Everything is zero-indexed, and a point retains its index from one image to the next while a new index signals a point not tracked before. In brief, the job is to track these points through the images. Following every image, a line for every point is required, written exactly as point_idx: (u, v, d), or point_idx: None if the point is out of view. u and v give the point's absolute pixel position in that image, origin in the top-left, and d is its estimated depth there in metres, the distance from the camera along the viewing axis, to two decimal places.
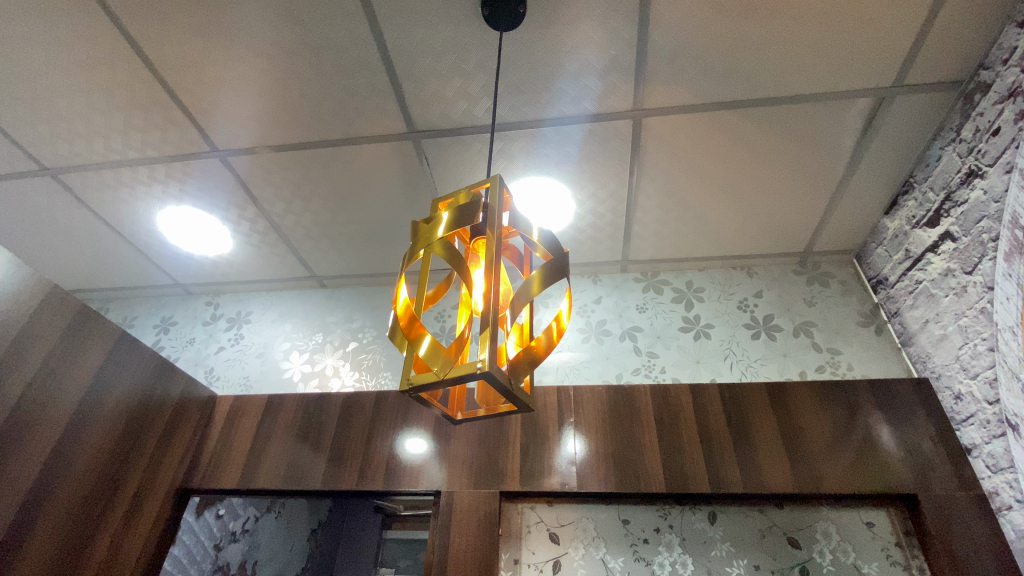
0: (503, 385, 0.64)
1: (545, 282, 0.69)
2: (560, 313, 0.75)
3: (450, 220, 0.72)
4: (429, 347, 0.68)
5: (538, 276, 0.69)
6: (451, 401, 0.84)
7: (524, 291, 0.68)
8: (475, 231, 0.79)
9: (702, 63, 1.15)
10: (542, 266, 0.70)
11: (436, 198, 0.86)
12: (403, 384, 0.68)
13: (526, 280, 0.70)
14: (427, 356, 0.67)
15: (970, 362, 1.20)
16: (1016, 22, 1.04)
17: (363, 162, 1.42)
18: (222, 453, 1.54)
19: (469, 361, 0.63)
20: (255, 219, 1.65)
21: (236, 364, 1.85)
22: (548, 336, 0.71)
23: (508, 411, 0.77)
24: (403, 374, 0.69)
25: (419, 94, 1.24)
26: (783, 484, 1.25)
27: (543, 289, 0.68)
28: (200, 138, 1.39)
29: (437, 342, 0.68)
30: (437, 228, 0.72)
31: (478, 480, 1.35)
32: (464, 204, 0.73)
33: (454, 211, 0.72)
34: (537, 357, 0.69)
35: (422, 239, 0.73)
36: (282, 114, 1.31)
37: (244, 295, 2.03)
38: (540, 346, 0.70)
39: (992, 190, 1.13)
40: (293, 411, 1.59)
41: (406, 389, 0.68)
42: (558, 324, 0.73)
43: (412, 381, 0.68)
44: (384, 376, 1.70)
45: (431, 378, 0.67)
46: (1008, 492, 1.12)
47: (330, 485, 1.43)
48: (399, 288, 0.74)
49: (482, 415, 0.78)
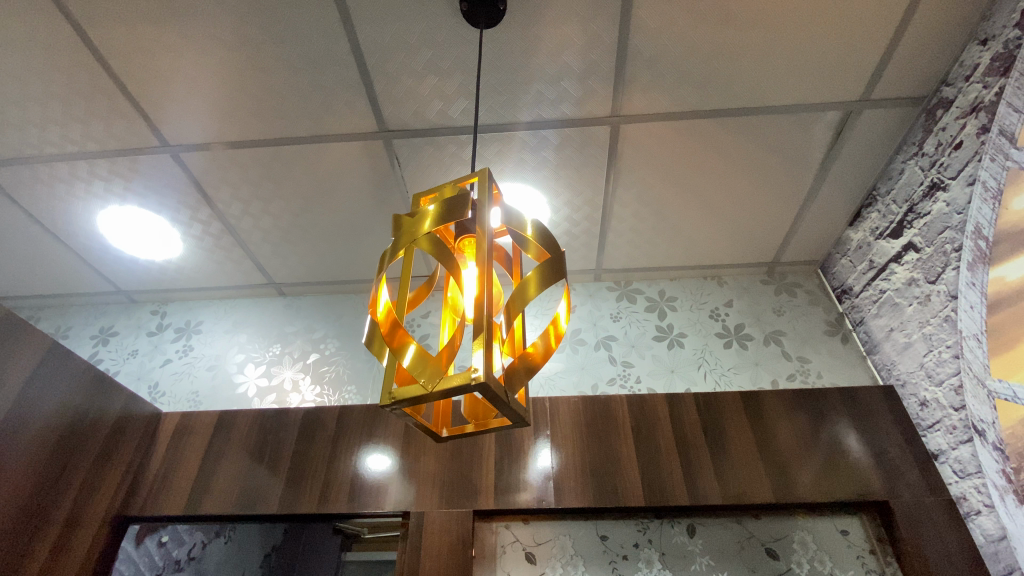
0: (499, 397, 0.59)
1: (542, 283, 0.64)
2: (558, 316, 0.70)
3: (436, 215, 0.67)
4: (414, 355, 0.62)
5: (535, 277, 0.64)
6: (436, 416, 0.78)
7: (519, 293, 0.64)
8: (461, 229, 0.74)
9: (680, 70, 1.15)
10: (540, 266, 0.65)
11: (417, 193, 0.81)
12: (385, 398, 0.62)
13: (521, 281, 0.65)
14: (412, 366, 0.61)
15: (935, 369, 1.24)
16: (980, 39, 1.09)
17: (330, 162, 1.35)
18: (167, 475, 1.41)
19: (462, 372, 0.57)
20: (209, 221, 1.54)
21: (184, 378, 1.71)
22: (545, 341, 0.66)
23: (500, 425, 0.71)
24: (385, 387, 0.63)
25: (391, 92, 1.19)
26: (761, 494, 1.24)
27: (539, 291, 0.63)
28: (149, 131, 1.28)
29: (424, 350, 0.62)
30: (421, 225, 0.67)
31: (451, 499, 1.28)
32: (451, 198, 0.68)
33: (440, 206, 0.67)
34: (533, 364, 0.65)
35: (405, 235, 0.68)
36: (244, 109, 1.23)
37: (194, 304, 1.89)
38: (536, 353, 0.65)
39: (955, 202, 1.17)
40: (247, 427, 1.47)
41: (388, 403, 0.62)
42: (556, 328, 0.68)
43: (394, 395, 0.62)
44: (348, 390, 1.60)
45: (418, 390, 0.61)
46: (976, 497, 1.14)
47: (288, 508, 1.32)
48: (379, 291, 0.68)
49: (471, 432, 0.73)
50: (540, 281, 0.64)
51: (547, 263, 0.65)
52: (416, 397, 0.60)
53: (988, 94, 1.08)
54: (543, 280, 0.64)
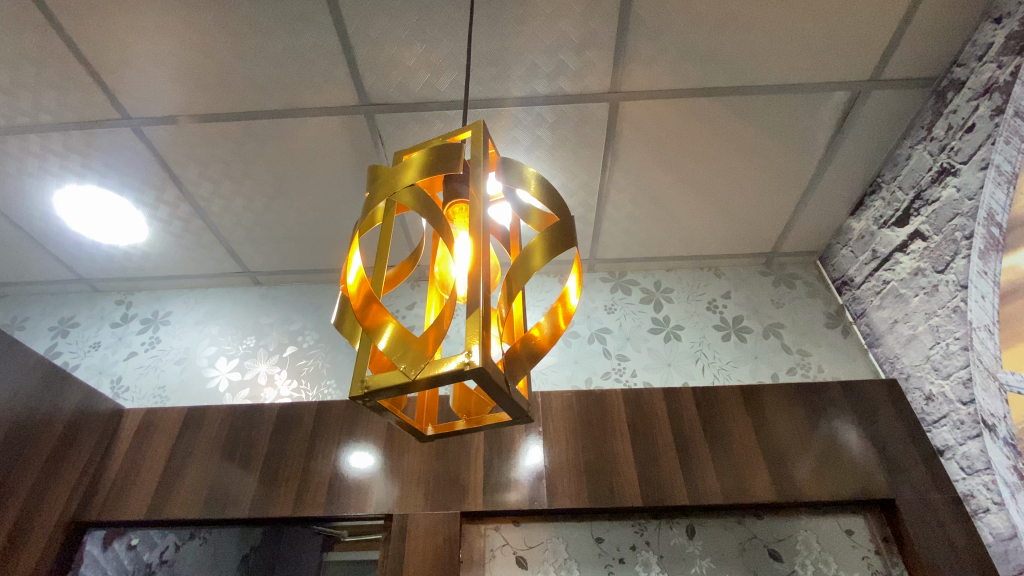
0: (498, 387, 0.51)
1: (548, 253, 0.56)
2: (567, 292, 0.62)
3: (422, 167, 0.59)
4: (392, 338, 0.54)
5: (539, 244, 0.56)
6: (421, 412, 0.70)
7: (522, 264, 0.55)
8: (452, 194, 0.66)
9: (683, 44, 1.08)
10: (544, 232, 0.57)
11: (400, 150, 0.73)
12: (356, 389, 0.53)
13: (523, 249, 0.57)
14: (389, 350, 0.53)
15: (942, 362, 1.19)
16: (994, 17, 1.04)
17: (308, 138, 1.25)
18: (130, 475, 1.31)
19: (454, 359, 0.50)
20: (176, 203, 1.43)
21: (150, 371, 1.60)
22: (553, 322, 0.59)
23: (495, 422, 0.64)
24: (356, 375, 0.54)
25: (374, 62, 1.10)
26: (764, 493, 1.18)
27: (545, 261, 0.55)
28: (107, 102, 1.17)
29: (404, 332, 0.54)
30: (404, 179, 0.59)
31: (437, 500, 1.20)
32: (438, 148, 0.61)
33: (428, 158, 0.60)
34: (538, 350, 0.57)
35: (384, 190, 0.60)
36: (212, 78, 1.13)
37: (162, 293, 1.77)
38: (542, 336, 0.57)
39: (965, 188, 1.12)
40: (217, 424, 1.37)
41: (359, 395, 0.53)
42: (564, 307, 0.60)
43: (368, 385, 0.54)
44: (327, 385, 1.51)
45: (397, 377, 0.53)
46: (984, 494, 1.09)
47: (261, 511, 1.23)
48: (349, 259, 0.59)
49: (461, 430, 0.65)
50: (545, 250, 0.56)
51: (552, 229, 0.57)
52: (394, 386, 0.52)
53: (1003, 74, 1.04)
54: (549, 249, 0.56)
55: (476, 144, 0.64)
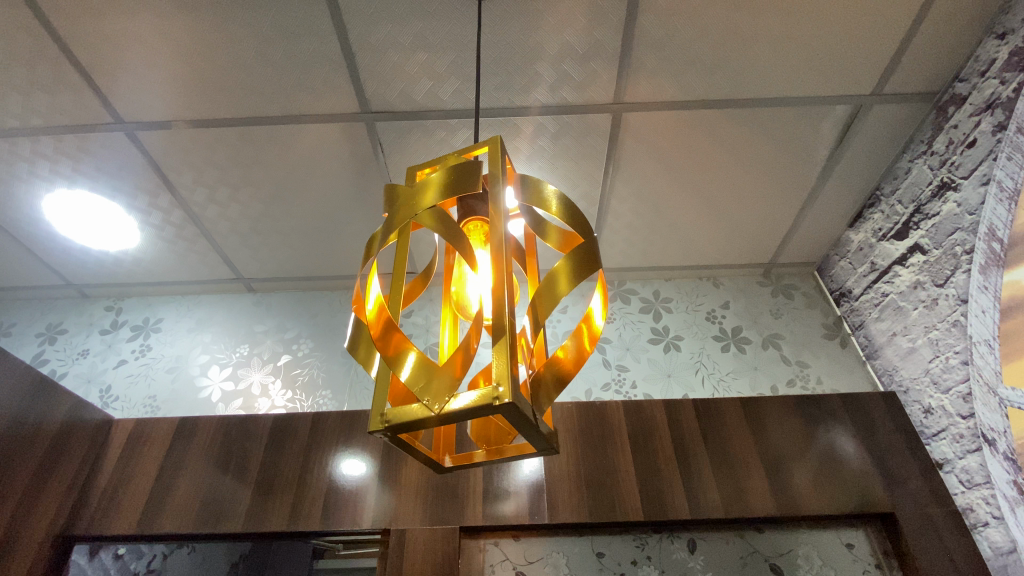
0: (526, 419, 0.50)
1: (574, 277, 0.54)
2: (592, 314, 0.61)
3: (442, 186, 0.59)
4: (415, 366, 0.52)
5: (565, 267, 0.55)
6: (438, 443, 0.69)
7: (548, 288, 0.54)
8: (468, 212, 0.66)
9: (688, 55, 1.07)
10: (569, 254, 0.56)
11: (412, 166, 0.72)
12: (376, 423, 0.52)
13: (549, 273, 0.55)
14: (412, 381, 0.52)
15: (942, 376, 1.19)
16: (997, 33, 1.04)
17: (307, 145, 1.23)
18: (119, 488, 1.28)
19: (482, 392, 0.48)
20: (170, 208, 1.40)
21: (140, 380, 1.56)
22: (578, 344, 0.57)
23: (517, 453, 0.62)
24: (376, 408, 0.53)
25: (376, 69, 1.08)
26: (764, 507, 1.17)
27: (572, 285, 0.54)
28: (101, 106, 1.14)
29: (427, 359, 0.53)
30: (424, 197, 0.59)
31: (436, 514, 1.18)
32: (457, 166, 0.60)
33: (448, 176, 0.59)
34: (563, 373, 0.55)
35: (403, 210, 0.59)
36: (209, 83, 1.10)
37: (153, 300, 1.74)
38: (566, 358, 0.56)
39: (966, 203, 1.12)
40: (210, 435, 1.34)
41: (380, 430, 0.52)
42: (589, 329, 0.59)
43: (389, 419, 0.52)
44: (323, 395, 1.49)
45: (421, 410, 0.51)
46: (983, 508, 1.10)
47: (255, 525, 1.20)
48: (369, 283, 0.61)
49: (481, 461, 0.63)
50: (572, 275, 0.55)
51: (578, 250, 0.56)
52: (416, 419, 0.51)
53: (1005, 90, 1.04)
54: (576, 272, 0.55)
55: (495, 163, 0.63)
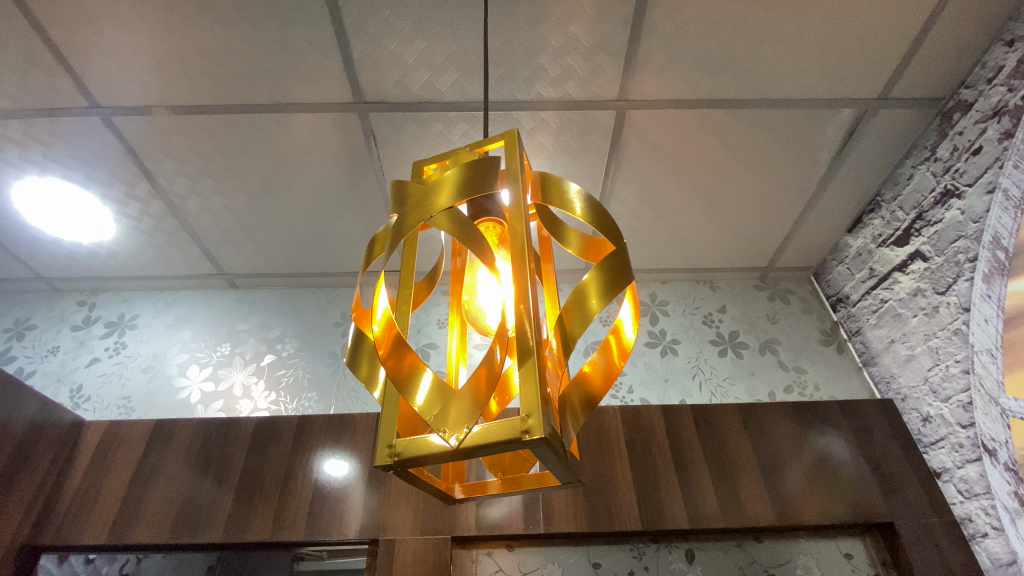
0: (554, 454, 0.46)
1: (606, 292, 0.50)
2: (621, 325, 0.57)
3: (461, 187, 0.55)
4: (430, 393, 0.49)
5: (595, 282, 0.51)
6: (446, 472, 0.66)
7: (578, 304, 0.50)
8: (481, 213, 0.63)
9: (696, 53, 1.04)
10: (598, 266, 0.52)
11: (419, 161, 0.69)
12: (383, 458, 0.48)
13: (577, 287, 0.52)
14: (426, 410, 0.48)
15: (941, 385, 1.18)
16: (1006, 40, 1.03)
17: (296, 135, 1.17)
18: (91, 493, 1.21)
19: (508, 426, 0.45)
20: (148, 199, 1.33)
21: (114, 380, 1.48)
22: (606, 358, 0.54)
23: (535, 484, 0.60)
24: (382, 440, 0.49)
25: (371, 57, 1.03)
26: (764, 517, 1.15)
27: (603, 301, 0.50)
28: (75, 89, 1.07)
29: (442, 384, 0.49)
30: (439, 198, 0.55)
31: (428, 523, 1.13)
32: (475, 166, 0.56)
33: (466, 175, 0.56)
34: (591, 390, 0.51)
35: (416, 212, 0.55)
36: (193, 67, 1.04)
37: (129, 295, 1.66)
38: (594, 373, 0.52)
39: (970, 210, 1.11)
40: (188, 438, 1.27)
41: (388, 465, 0.48)
42: (619, 342, 0.55)
43: (399, 453, 0.48)
44: (308, 398, 1.43)
45: (435, 444, 0.48)
46: (982, 519, 1.09)
47: (235, 533, 1.14)
48: (377, 296, 0.57)
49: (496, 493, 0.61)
50: (603, 290, 0.51)
51: (610, 261, 0.52)
52: (429, 453, 0.48)
53: (1013, 97, 1.03)
54: (606, 287, 0.51)
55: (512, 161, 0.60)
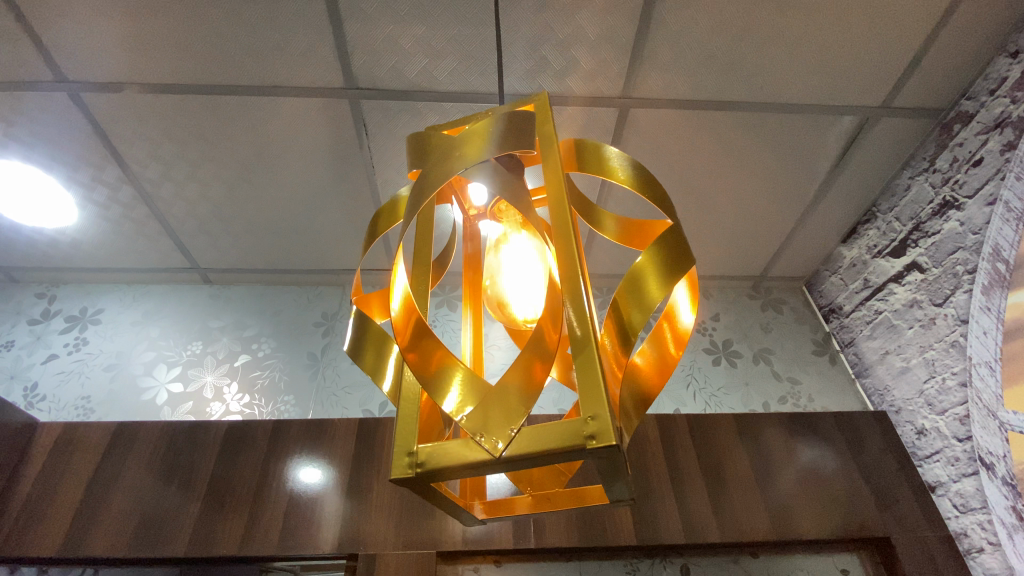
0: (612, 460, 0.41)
1: (665, 277, 0.47)
2: (676, 310, 0.53)
3: (499, 143, 0.50)
4: (464, 393, 0.44)
5: (653, 267, 0.47)
6: (465, 489, 0.63)
7: (635, 292, 0.47)
8: None
9: (702, 51, 1.02)
10: (656, 249, 0.48)
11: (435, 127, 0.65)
12: (405, 470, 0.42)
13: (632, 272, 0.48)
14: (458, 412, 0.44)
15: (937, 398, 1.17)
16: (1009, 52, 1.03)
17: (282, 121, 1.11)
18: (40, 503, 1.10)
19: (569, 432, 0.39)
20: (117, 184, 1.24)
21: (74, 378, 1.38)
22: (658, 348, 0.50)
23: (565, 503, 0.57)
24: (404, 449, 0.43)
25: (365, 41, 0.97)
26: (760, 532, 1.11)
27: (664, 287, 0.46)
28: (40, 62, 0.99)
29: (478, 382, 0.45)
30: (472, 152, 0.50)
31: (410, 537, 1.07)
32: (512, 124, 0.52)
33: (503, 130, 0.51)
34: (644, 384, 0.48)
35: (446, 170, 0.50)
36: (171, 41, 0.97)
37: (93, 288, 1.55)
38: (646, 365, 0.49)
39: (969, 222, 1.11)
40: (152, 443, 1.18)
41: (409, 477, 0.42)
42: (674, 330, 0.51)
43: (422, 463, 0.43)
44: (285, 401, 1.35)
45: (469, 456, 0.42)
46: (979, 534, 1.07)
47: (201, 548, 1.05)
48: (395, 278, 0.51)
49: (521, 512, 0.57)
50: (663, 274, 0.47)
51: (668, 241, 0.48)
52: (462, 465, 0.42)
53: (1016, 109, 1.02)
54: (665, 270, 0.47)
55: (546, 129, 0.57)
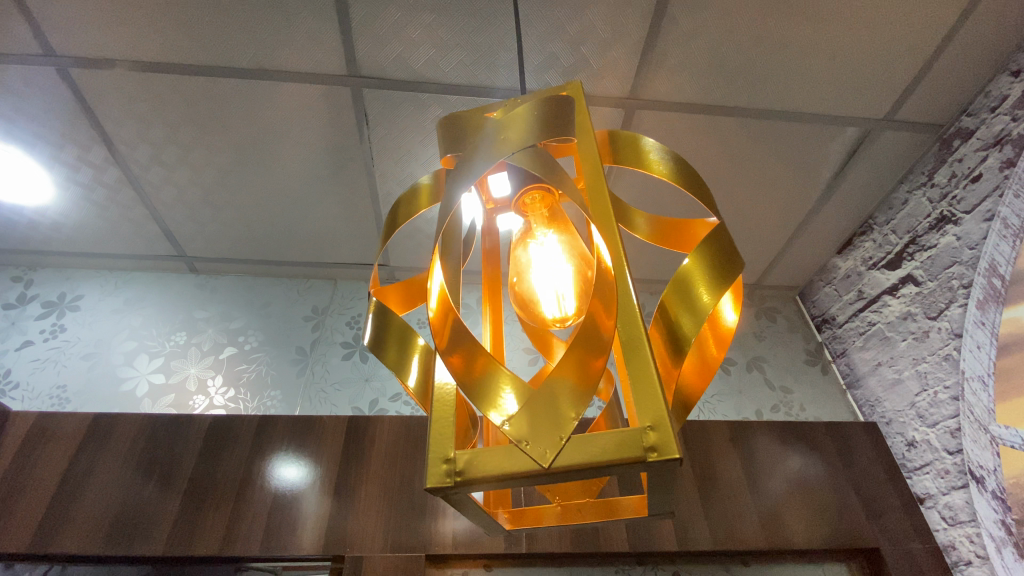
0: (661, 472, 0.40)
1: (713, 282, 0.47)
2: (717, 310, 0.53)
3: (540, 129, 0.50)
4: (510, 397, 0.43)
5: (699, 270, 0.48)
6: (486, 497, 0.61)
7: (683, 295, 0.47)
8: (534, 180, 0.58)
9: (712, 56, 1.01)
10: (703, 254, 0.48)
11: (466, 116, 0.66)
12: (444, 478, 0.40)
13: (678, 276, 0.48)
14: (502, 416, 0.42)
15: (929, 410, 1.18)
16: (1011, 70, 1.05)
17: (279, 108, 1.07)
18: (8, 497, 1.05)
19: (625, 441, 0.38)
20: (103, 166, 1.19)
21: (49, 366, 1.32)
22: (699, 350, 0.51)
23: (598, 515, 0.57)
24: (442, 455, 0.41)
25: (371, 28, 0.95)
26: (753, 540, 1.11)
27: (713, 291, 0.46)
28: (25, 33, 0.94)
29: (522, 386, 0.43)
30: (512, 134, 0.49)
31: (397, 539, 1.04)
32: (552, 111, 0.51)
33: (543, 115, 0.51)
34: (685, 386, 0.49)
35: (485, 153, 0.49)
36: (167, 18, 0.93)
37: (72, 273, 1.49)
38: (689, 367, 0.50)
39: (966, 237, 1.12)
40: (131, 437, 1.14)
41: (447, 487, 0.40)
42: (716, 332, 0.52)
43: (461, 472, 0.41)
44: (271, 396, 1.31)
45: (513, 464, 0.40)
46: (967, 547, 1.07)
47: (180, 548, 1.01)
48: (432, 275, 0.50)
49: (552, 523, 0.57)
50: (711, 278, 0.47)
51: (714, 247, 0.49)
52: (502, 473, 0.39)
53: (1016, 127, 1.04)
54: (712, 275, 0.47)
55: (583, 119, 0.57)
